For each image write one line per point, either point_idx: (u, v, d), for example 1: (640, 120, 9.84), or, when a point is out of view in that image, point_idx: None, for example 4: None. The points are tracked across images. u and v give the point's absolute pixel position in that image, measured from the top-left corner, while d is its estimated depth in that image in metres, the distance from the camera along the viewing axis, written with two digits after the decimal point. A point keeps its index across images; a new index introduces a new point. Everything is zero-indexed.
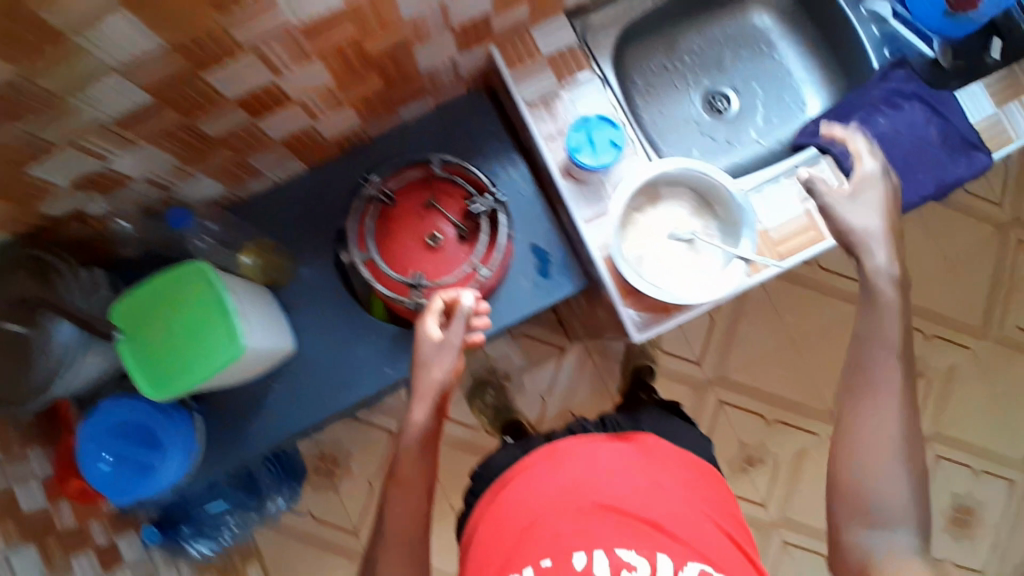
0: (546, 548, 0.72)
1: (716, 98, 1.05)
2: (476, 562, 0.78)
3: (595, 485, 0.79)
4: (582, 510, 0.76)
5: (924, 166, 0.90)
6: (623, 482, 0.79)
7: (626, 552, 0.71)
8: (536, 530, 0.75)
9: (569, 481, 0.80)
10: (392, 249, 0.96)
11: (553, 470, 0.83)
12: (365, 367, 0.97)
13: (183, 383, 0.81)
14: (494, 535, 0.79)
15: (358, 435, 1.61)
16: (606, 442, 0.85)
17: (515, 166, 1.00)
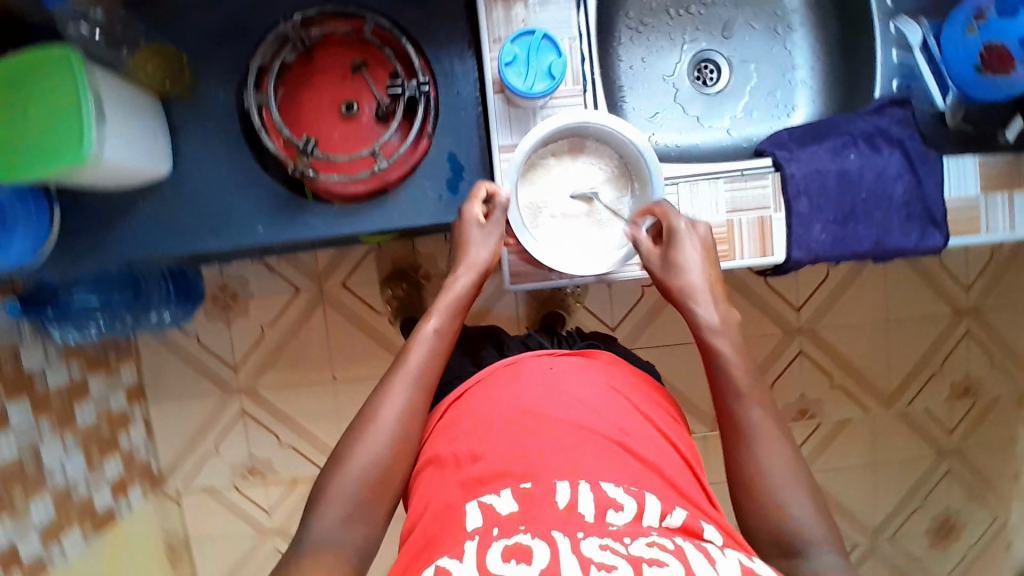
0: (516, 474, 0.65)
1: (704, 66, 0.96)
2: (433, 479, 0.71)
3: (550, 403, 0.72)
4: (543, 432, 0.69)
5: (872, 224, 0.83)
6: (580, 406, 0.72)
7: (611, 486, 0.64)
8: (495, 450, 0.68)
9: (525, 399, 0.73)
10: (299, 103, 0.88)
11: (503, 383, 0.76)
12: (245, 219, 0.92)
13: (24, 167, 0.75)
14: (450, 453, 0.71)
15: (264, 280, 1.57)
16: (562, 356, 0.80)
17: (464, 63, 0.89)
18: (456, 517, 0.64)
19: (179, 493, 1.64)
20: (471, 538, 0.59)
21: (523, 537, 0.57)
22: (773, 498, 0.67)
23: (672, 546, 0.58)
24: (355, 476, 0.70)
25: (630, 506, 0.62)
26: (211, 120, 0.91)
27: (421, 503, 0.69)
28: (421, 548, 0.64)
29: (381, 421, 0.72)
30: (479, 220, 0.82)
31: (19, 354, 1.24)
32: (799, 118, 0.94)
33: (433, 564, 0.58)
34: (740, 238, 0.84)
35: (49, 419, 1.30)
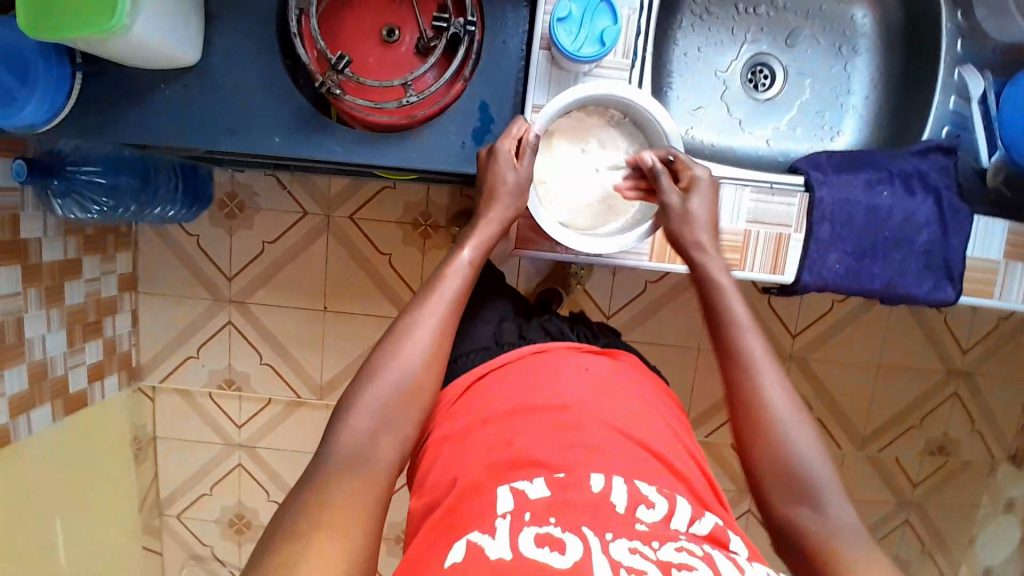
0: (548, 462, 0.65)
1: (759, 70, 0.92)
2: (461, 451, 0.70)
3: (572, 399, 0.72)
4: (576, 425, 0.69)
5: (888, 266, 0.81)
6: (612, 405, 0.73)
7: (644, 486, 0.64)
8: (526, 433, 0.68)
9: (557, 390, 0.73)
10: (342, 21, 0.86)
11: (533, 373, 0.77)
12: (262, 125, 0.89)
13: (52, 25, 0.74)
14: (479, 431, 0.71)
15: (273, 197, 1.56)
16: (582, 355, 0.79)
17: (515, 12, 0.86)
18: (485, 494, 0.63)
19: (153, 389, 1.66)
20: (501, 517, 0.59)
21: (553, 528, 0.58)
22: (802, 501, 0.64)
23: (702, 552, 0.58)
24: (376, 405, 0.67)
25: (662, 506, 0.63)
26: (247, 19, 0.88)
27: (445, 477, 0.69)
28: (447, 520, 0.64)
29: (412, 350, 0.69)
30: (512, 156, 0.79)
31: (18, 221, 1.22)
32: (842, 144, 0.91)
33: (463, 540, 0.58)
34: (755, 251, 0.82)
35: (38, 290, 1.30)
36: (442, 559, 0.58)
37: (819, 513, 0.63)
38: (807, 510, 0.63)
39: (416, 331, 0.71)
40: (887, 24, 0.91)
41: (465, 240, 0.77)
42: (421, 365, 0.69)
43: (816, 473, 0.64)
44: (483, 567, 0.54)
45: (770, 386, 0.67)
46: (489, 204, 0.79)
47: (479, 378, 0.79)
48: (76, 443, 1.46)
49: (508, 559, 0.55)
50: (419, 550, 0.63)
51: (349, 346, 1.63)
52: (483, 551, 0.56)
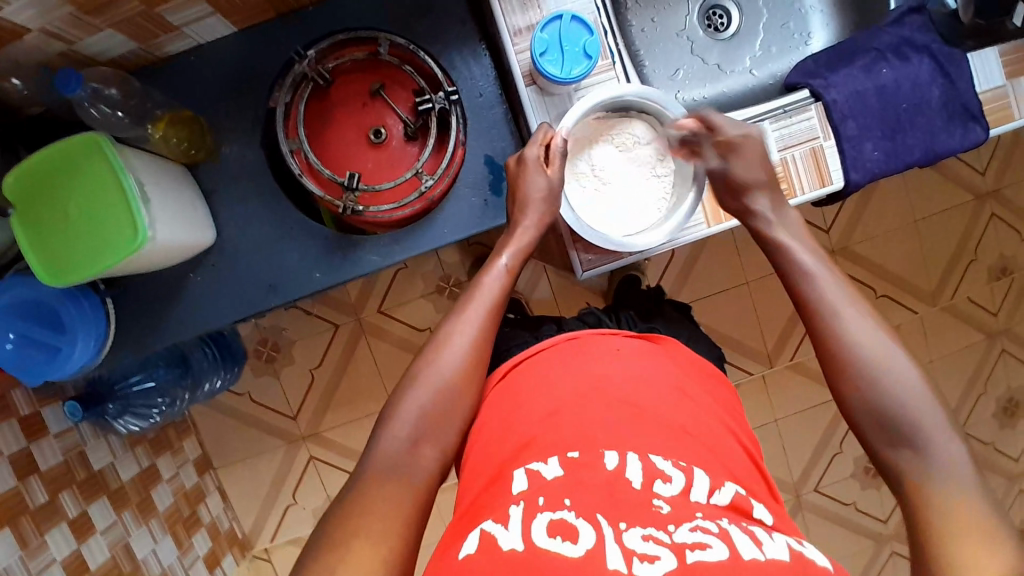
0: (563, 445, 0.63)
1: (714, 13, 0.95)
2: (482, 447, 0.69)
3: (609, 382, 0.70)
4: (598, 410, 0.66)
5: (918, 132, 0.84)
6: (632, 384, 0.70)
7: (659, 459, 0.61)
8: (549, 426, 0.66)
9: (589, 376, 0.71)
10: (331, 142, 0.88)
11: (552, 363, 0.74)
12: (297, 267, 0.90)
13: (91, 268, 0.74)
14: (509, 422, 0.69)
15: (301, 325, 1.56)
16: (629, 342, 0.78)
17: (479, 63, 0.88)
18: (502, 480, 0.62)
19: (267, 551, 1.65)
20: (517, 503, 0.57)
21: (567, 514, 0.54)
22: (903, 444, 0.59)
23: (717, 530, 0.54)
24: (419, 405, 0.68)
25: (680, 479, 0.59)
26: (241, 178, 0.89)
27: (472, 465, 0.68)
28: (468, 507, 0.62)
29: (453, 351, 0.70)
30: (541, 163, 0.80)
31: (86, 454, 1.22)
32: (817, 45, 0.94)
33: (479, 528, 0.56)
34: (798, 175, 0.83)
35: (131, 512, 1.29)
36: (459, 545, 0.56)
37: (919, 454, 0.58)
38: (907, 452, 0.59)
39: (453, 338, 0.71)
40: None
41: (502, 247, 0.78)
42: (461, 369, 0.70)
43: (916, 411, 0.59)
44: (496, 556, 0.52)
45: (853, 323, 0.64)
46: (521, 210, 0.80)
47: (510, 367, 0.77)
48: None
49: (519, 548, 0.52)
50: (441, 534, 0.62)
51: None
52: (495, 541, 0.53)
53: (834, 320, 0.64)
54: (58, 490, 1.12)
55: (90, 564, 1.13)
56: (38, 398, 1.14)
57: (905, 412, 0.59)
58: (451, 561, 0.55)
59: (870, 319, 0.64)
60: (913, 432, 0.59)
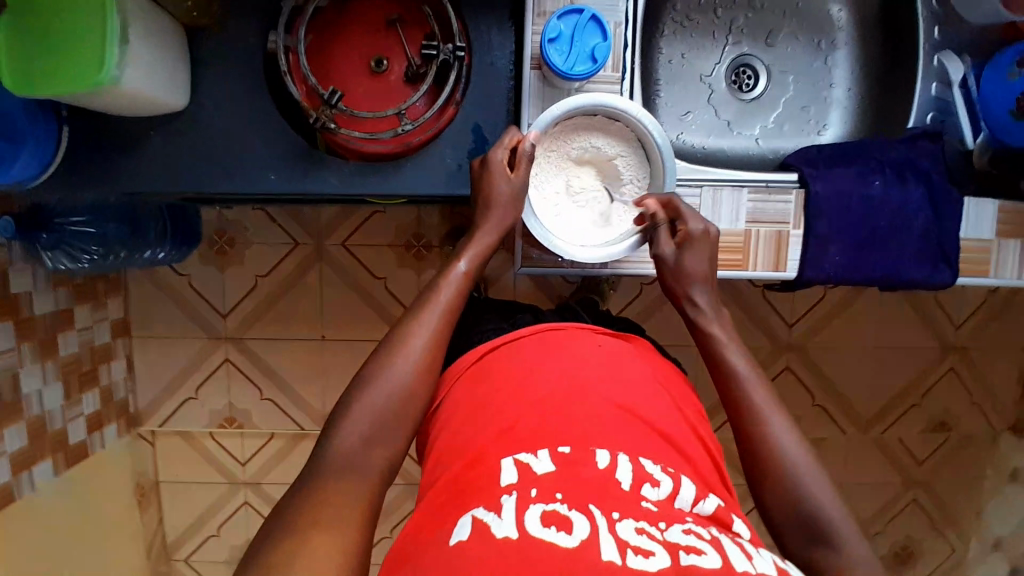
0: (551, 437, 0.61)
1: (743, 70, 0.94)
2: (465, 431, 0.66)
3: (597, 374, 0.68)
4: (586, 402, 0.64)
5: (886, 254, 0.83)
6: (617, 383, 0.68)
7: (649, 463, 0.60)
8: (539, 412, 0.64)
9: (575, 367, 0.69)
10: (329, 53, 0.86)
11: (536, 351, 0.72)
12: (256, 162, 0.89)
13: (43, 87, 0.72)
14: (497, 404, 0.67)
15: (263, 230, 1.55)
16: (612, 338, 0.76)
17: (500, 32, 0.87)
18: (485, 468, 0.59)
19: (153, 434, 1.65)
20: (508, 493, 0.55)
21: (560, 507, 0.53)
22: (820, 541, 0.62)
23: (709, 538, 0.54)
24: (370, 400, 0.65)
25: (667, 485, 0.58)
26: (234, 61, 0.88)
27: (447, 452, 0.66)
28: (448, 489, 0.60)
29: (406, 356, 0.67)
30: (506, 167, 0.79)
31: (7, 275, 1.20)
32: (828, 138, 0.94)
33: (468, 515, 0.54)
34: (756, 251, 0.84)
35: (31, 345, 1.28)
36: (446, 531, 0.54)
37: (833, 550, 0.62)
38: (824, 550, 0.62)
39: (410, 342, 0.69)
40: (861, 19, 0.94)
41: (461, 252, 0.77)
42: (414, 374, 0.67)
43: (833, 513, 0.63)
44: (490, 542, 0.50)
45: (778, 429, 0.68)
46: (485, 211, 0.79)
47: (481, 355, 0.76)
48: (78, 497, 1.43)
49: (514, 537, 0.50)
50: (420, 515, 0.60)
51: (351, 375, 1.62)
52: (488, 528, 0.52)
53: (757, 420, 0.68)
54: None
55: None
56: None
57: (821, 514, 0.63)
58: (441, 547, 0.52)
59: (790, 427, 0.68)
60: (829, 532, 0.62)
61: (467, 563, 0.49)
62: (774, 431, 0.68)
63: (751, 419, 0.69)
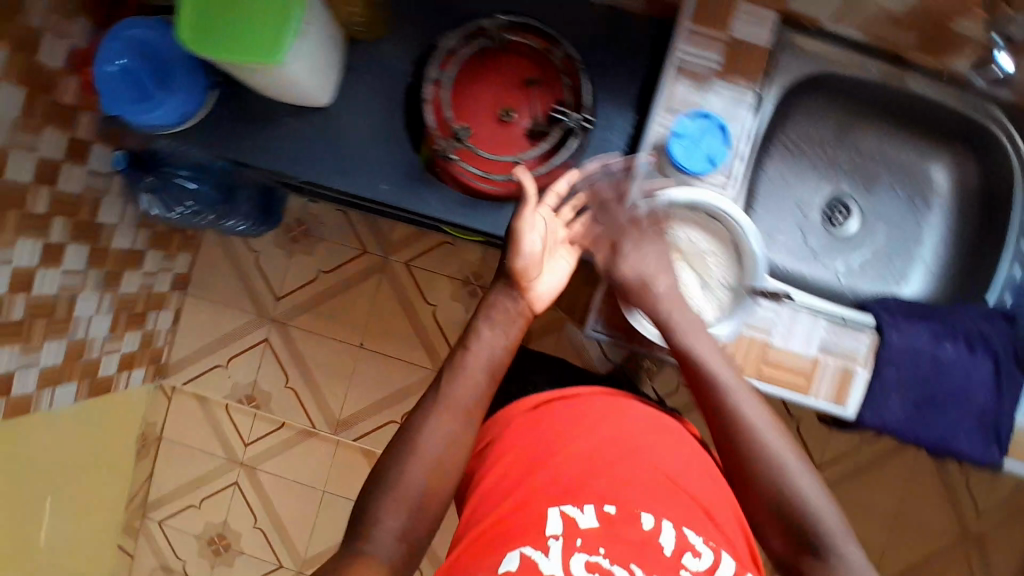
0: (598, 494, 0.65)
1: (838, 208, 0.97)
2: (509, 466, 0.71)
3: (639, 437, 0.72)
4: (628, 462, 0.68)
5: (943, 420, 0.84)
6: (667, 457, 0.71)
7: (692, 534, 0.64)
8: (579, 463, 0.68)
9: (620, 426, 0.73)
10: (466, 92, 0.92)
11: (583, 402, 0.76)
12: (371, 168, 0.96)
13: (217, 46, 0.77)
14: (542, 446, 0.71)
15: (339, 230, 1.62)
16: (656, 400, 0.80)
17: (623, 114, 0.94)
18: (533, 509, 0.64)
19: (172, 390, 1.68)
20: (553, 538, 0.61)
21: (602, 559, 0.60)
22: None
23: None
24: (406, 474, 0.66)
25: (708, 557, 0.62)
26: (380, 76, 0.96)
27: (491, 480, 0.70)
28: (492, 520, 0.66)
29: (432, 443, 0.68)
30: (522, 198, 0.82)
31: (99, 205, 1.30)
32: (907, 290, 0.96)
33: (516, 551, 0.60)
34: (820, 380, 0.84)
35: (99, 274, 1.34)
36: (494, 560, 0.61)
37: None
38: None
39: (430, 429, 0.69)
40: (965, 189, 0.95)
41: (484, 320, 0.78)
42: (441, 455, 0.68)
43: None
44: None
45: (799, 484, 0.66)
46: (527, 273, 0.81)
47: (544, 398, 0.78)
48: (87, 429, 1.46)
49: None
50: (471, 538, 0.66)
51: (374, 388, 1.64)
52: (535, 564, 0.59)
53: (781, 478, 0.66)
54: (56, 212, 1.19)
55: (32, 288, 1.18)
56: (100, 133, 1.25)
57: None
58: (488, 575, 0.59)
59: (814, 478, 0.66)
60: None
61: None
62: (797, 483, 0.66)
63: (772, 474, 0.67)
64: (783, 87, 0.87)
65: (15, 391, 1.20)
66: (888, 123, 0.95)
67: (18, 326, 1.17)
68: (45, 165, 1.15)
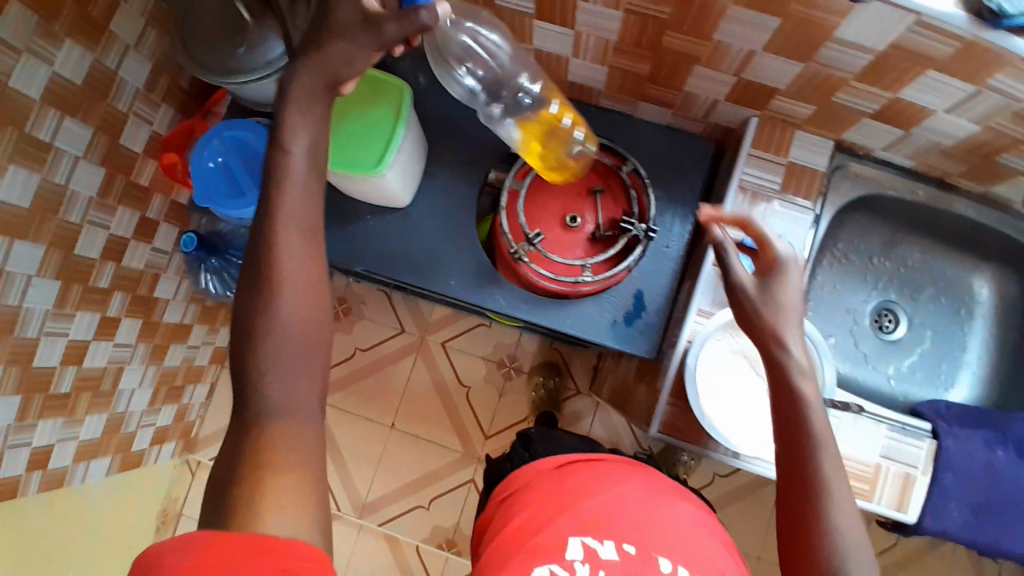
0: (621, 534, 0.79)
1: (885, 314, 1.02)
2: (534, 517, 0.84)
3: (642, 501, 0.84)
4: (637, 517, 0.81)
5: (996, 521, 0.89)
6: (681, 515, 0.84)
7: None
8: (593, 515, 0.81)
9: (628, 489, 0.86)
10: (538, 199, 0.98)
11: (596, 471, 0.90)
12: (442, 264, 1.00)
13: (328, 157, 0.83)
14: (563, 505, 0.84)
15: (378, 310, 1.66)
16: (659, 476, 0.92)
17: (683, 222, 1.00)
18: (560, 540, 0.79)
19: (197, 465, 1.66)
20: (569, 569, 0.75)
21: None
22: None
23: None
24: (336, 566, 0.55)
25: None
26: (455, 178, 1.02)
27: (516, 534, 0.83)
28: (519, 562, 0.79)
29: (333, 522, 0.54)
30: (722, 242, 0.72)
31: (156, 280, 1.33)
32: (955, 396, 1.00)
33: (542, 567, 0.75)
34: (882, 487, 0.86)
35: (147, 347, 1.36)
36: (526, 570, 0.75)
37: None
38: None
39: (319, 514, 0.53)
40: (1009, 301, 1.00)
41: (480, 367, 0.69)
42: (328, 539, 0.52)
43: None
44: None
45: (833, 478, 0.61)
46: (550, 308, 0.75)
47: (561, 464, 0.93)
48: (115, 502, 1.43)
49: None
50: (503, 555, 0.81)
51: (404, 467, 1.63)
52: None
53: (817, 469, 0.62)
54: (118, 287, 1.22)
55: (86, 361, 1.18)
56: (166, 213, 1.32)
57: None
58: None
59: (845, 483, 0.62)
60: None
61: None
62: (828, 477, 0.61)
63: (812, 461, 0.62)
64: (836, 205, 0.94)
65: (52, 464, 1.18)
66: (933, 237, 1.00)
67: (66, 399, 1.16)
68: (115, 244, 1.19)
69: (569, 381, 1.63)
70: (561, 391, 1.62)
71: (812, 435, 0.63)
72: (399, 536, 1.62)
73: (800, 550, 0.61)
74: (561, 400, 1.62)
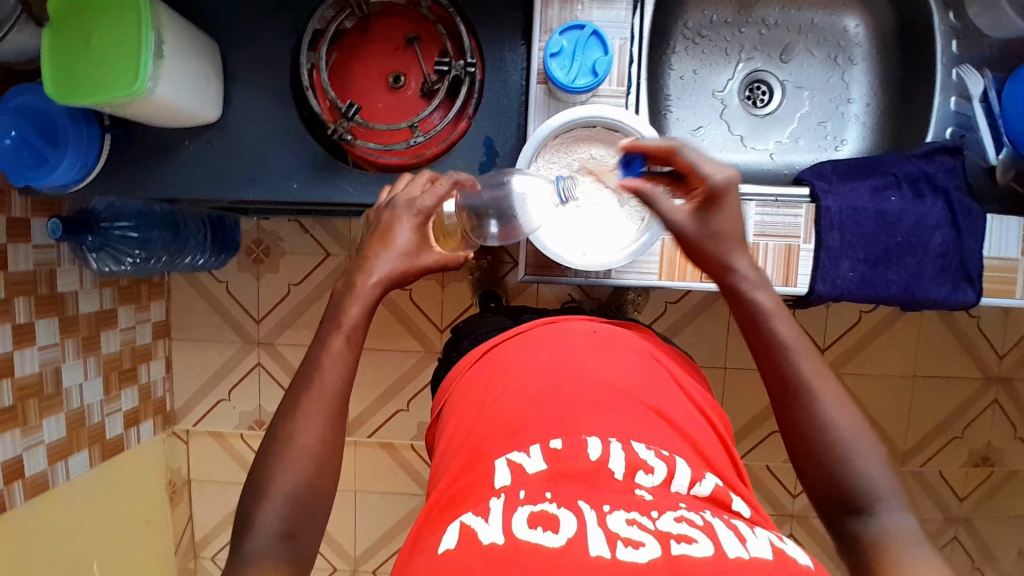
0: (544, 432, 0.63)
1: (757, 86, 0.98)
2: (460, 438, 0.69)
3: (565, 373, 0.69)
4: (574, 393, 0.66)
5: (903, 269, 0.81)
6: (598, 363, 0.70)
7: (640, 448, 0.62)
8: (516, 407, 0.66)
9: (551, 368, 0.70)
10: (353, 68, 0.91)
11: (526, 351, 0.74)
12: (281, 171, 0.94)
13: (81, 91, 0.77)
14: (487, 412, 0.68)
15: (297, 241, 1.61)
16: (584, 330, 0.77)
17: (513, 51, 0.90)
18: (483, 471, 0.62)
19: (187, 434, 1.69)
20: (497, 497, 0.57)
21: (548, 507, 0.55)
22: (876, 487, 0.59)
23: (701, 522, 0.55)
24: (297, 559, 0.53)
25: (661, 470, 0.60)
26: (261, 75, 0.93)
27: (444, 467, 0.68)
28: (443, 495, 0.63)
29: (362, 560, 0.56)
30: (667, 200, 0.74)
31: (55, 274, 1.28)
32: (846, 151, 0.96)
33: (458, 521, 0.56)
34: (765, 261, 0.83)
35: (76, 342, 1.34)
36: (436, 539, 0.56)
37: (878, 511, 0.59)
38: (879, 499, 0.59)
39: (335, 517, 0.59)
40: (885, 31, 0.95)
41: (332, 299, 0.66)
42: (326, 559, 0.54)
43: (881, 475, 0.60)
44: (476, 549, 0.51)
45: (826, 402, 0.63)
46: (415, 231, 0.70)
47: (482, 355, 0.78)
48: (119, 489, 1.50)
49: (501, 543, 0.52)
50: (421, 523, 0.63)
51: (372, 381, 1.64)
52: (475, 536, 0.53)
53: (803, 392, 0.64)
54: (16, 294, 1.19)
55: (16, 371, 1.20)
56: (32, 207, 1.23)
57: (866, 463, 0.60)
58: (431, 552, 0.54)
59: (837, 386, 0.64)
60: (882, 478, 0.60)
61: (455, 569, 0.50)
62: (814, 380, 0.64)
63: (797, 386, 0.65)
64: None
65: (29, 472, 1.23)
66: None
67: (13, 411, 1.20)
68: None
69: (504, 255, 1.56)
70: (497, 267, 1.56)
71: (784, 337, 0.67)
72: (392, 441, 1.65)
73: (799, 440, 0.64)
74: (500, 276, 1.56)
